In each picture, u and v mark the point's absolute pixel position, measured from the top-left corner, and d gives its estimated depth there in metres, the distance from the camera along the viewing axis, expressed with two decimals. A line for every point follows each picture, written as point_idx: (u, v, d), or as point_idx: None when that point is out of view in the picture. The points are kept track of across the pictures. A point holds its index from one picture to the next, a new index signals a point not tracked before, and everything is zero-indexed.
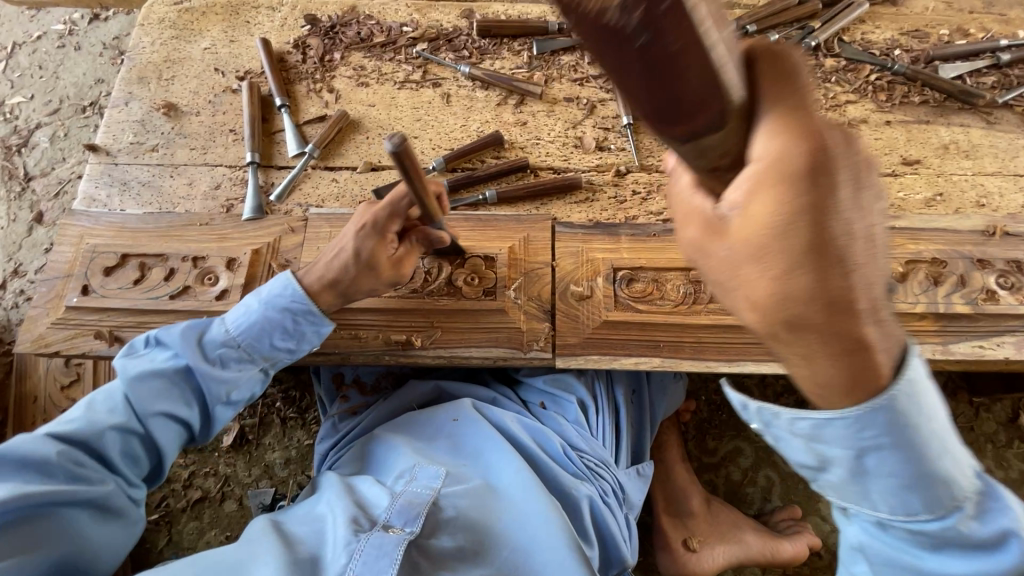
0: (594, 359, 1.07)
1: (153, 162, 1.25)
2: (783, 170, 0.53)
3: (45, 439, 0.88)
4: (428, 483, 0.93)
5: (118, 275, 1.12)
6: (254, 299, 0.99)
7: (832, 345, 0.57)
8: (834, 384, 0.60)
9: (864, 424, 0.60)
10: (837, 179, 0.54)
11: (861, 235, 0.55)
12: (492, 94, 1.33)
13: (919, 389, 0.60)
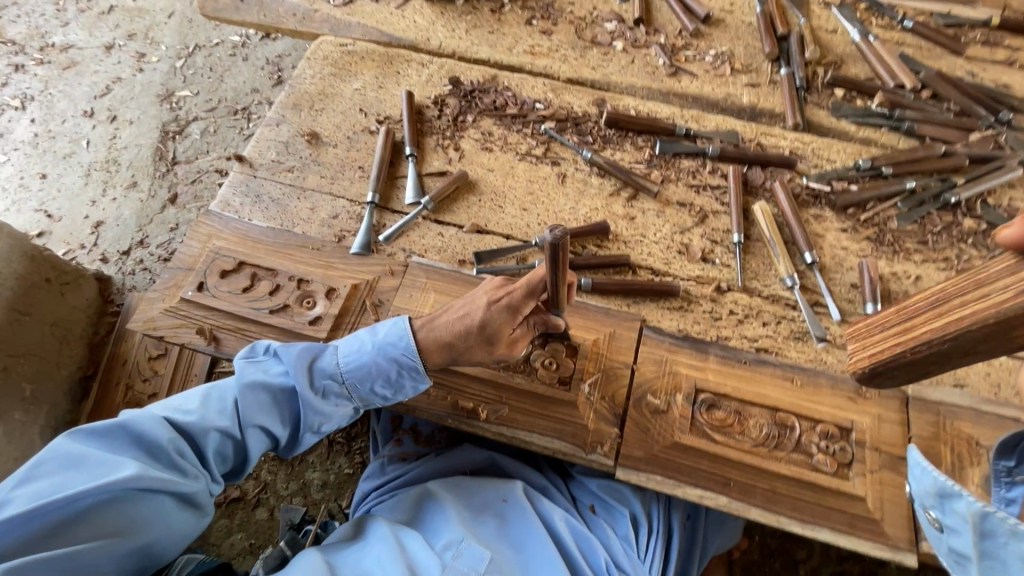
0: (656, 479, 1.03)
1: (286, 181, 1.37)
2: None
3: (158, 422, 0.90)
4: (473, 565, 0.90)
5: (230, 280, 1.21)
6: (370, 339, 1.01)
7: None
8: None
9: None
10: None
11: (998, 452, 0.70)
12: (606, 182, 1.36)
13: None
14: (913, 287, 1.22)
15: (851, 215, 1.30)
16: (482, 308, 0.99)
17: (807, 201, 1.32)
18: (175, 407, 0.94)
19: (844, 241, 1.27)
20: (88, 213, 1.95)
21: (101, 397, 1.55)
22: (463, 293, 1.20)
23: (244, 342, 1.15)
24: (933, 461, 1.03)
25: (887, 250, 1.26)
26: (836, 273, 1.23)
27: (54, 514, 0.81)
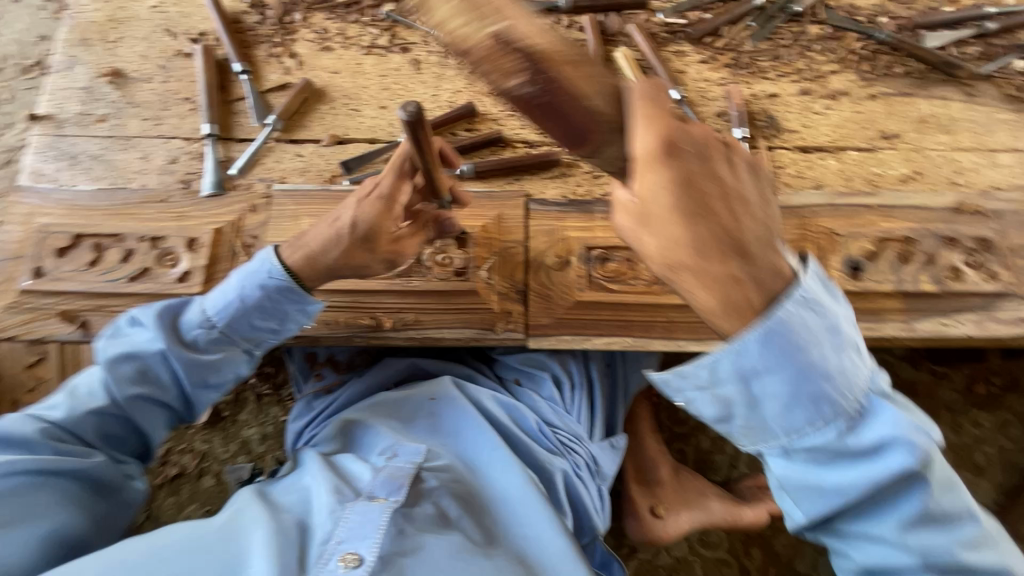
0: (566, 339, 1.07)
1: (102, 134, 1.18)
2: (655, 154, 0.66)
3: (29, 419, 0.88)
4: (409, 458, 0.91)
5: (72, 257, 1.07)
6: (235, 277, 0.95)
7: (704, 277, 0.68)
8: (717, 306, 0.68)
9: (769, 341, 0.67)
10: (686, 155, 0.66)
11: (717, 194, 0.69)
12: (463, 60, 1.27)
13: (797, 331, 0.67)
14: (771, 105, 1.27)
15: (709, 44, 1.30)
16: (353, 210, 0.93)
17: (665, 40, 1.30)
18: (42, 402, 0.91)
19: (705, 72, 1.28)
20: None
21: None
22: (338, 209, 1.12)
23: (112, 318, 1.04)
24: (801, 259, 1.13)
25: (746, 73, 1.29)
26: (702, 105, 1.26)
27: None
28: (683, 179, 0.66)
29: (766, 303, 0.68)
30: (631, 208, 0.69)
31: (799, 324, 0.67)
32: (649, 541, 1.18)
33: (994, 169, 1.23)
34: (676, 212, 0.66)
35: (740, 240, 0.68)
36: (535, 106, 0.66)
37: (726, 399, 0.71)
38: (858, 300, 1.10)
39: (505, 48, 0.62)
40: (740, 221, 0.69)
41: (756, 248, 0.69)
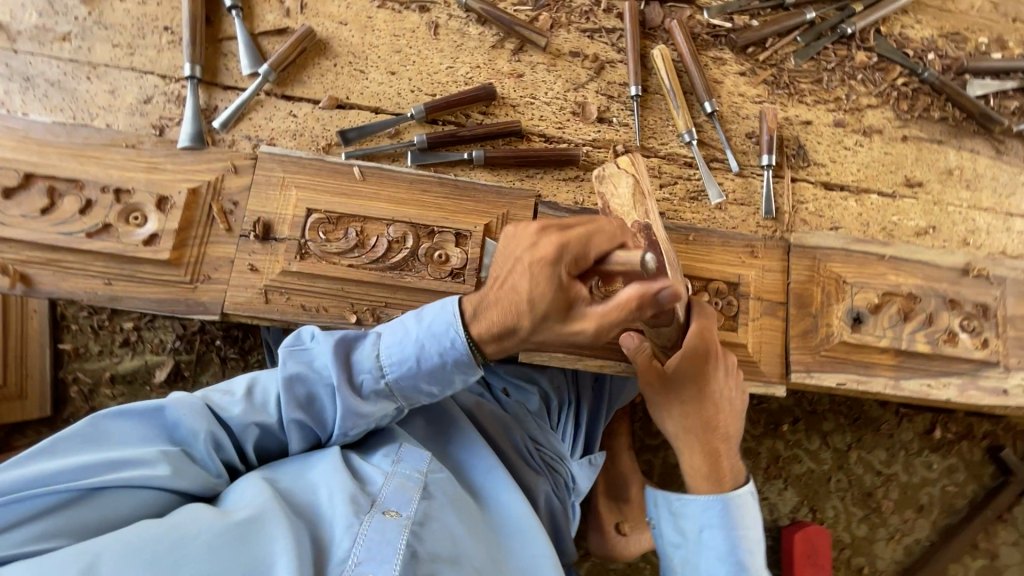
0: (559, 356, 1.03)
1: (63, 56, 1.02)
2: (696, 355, 0.92)
3: (98, 423, 0.75)
4: (415, 465, 0.87)
5: (21, 199, 0.94)
6: (413, 326, 0.89)
7: (700, 448, 0.92)
8: (701, 470, 0.92)
9: (710, 507, 0.88)
10: (714, 361, 0.93)
11: (726, 401, 0.94)
12: (487, 33, 1.15)
13: (741, 510, 0.88)
14: (803, 132, 1.20)
15: (751, 55, 1.21)
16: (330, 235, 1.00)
17: (706, 42, 1.21)
18: (217, 398, 0.83)
19: (742, 86, 1.20)
20: None
21: None
22: (331, 184, 1.02)
23: (65, 275, 0.93)
24: (806, 302, 1.11)
25: (783, 93, 1.21)
26: (733, 122, 1.18)
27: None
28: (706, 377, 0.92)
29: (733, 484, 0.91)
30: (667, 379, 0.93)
31: (744, 506, 0.88)
32: (610, 555, 1.21)
33: (1007, 233, 1.22)
34: (699, 397, 0.92)
35: (718, 432, 0.93)
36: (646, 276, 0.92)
37: (680, 529, 0.90)
38: (854, 352, 1.09)
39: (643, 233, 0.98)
40: (732, 416, 0.95)
41: (732, 433, 0.95)
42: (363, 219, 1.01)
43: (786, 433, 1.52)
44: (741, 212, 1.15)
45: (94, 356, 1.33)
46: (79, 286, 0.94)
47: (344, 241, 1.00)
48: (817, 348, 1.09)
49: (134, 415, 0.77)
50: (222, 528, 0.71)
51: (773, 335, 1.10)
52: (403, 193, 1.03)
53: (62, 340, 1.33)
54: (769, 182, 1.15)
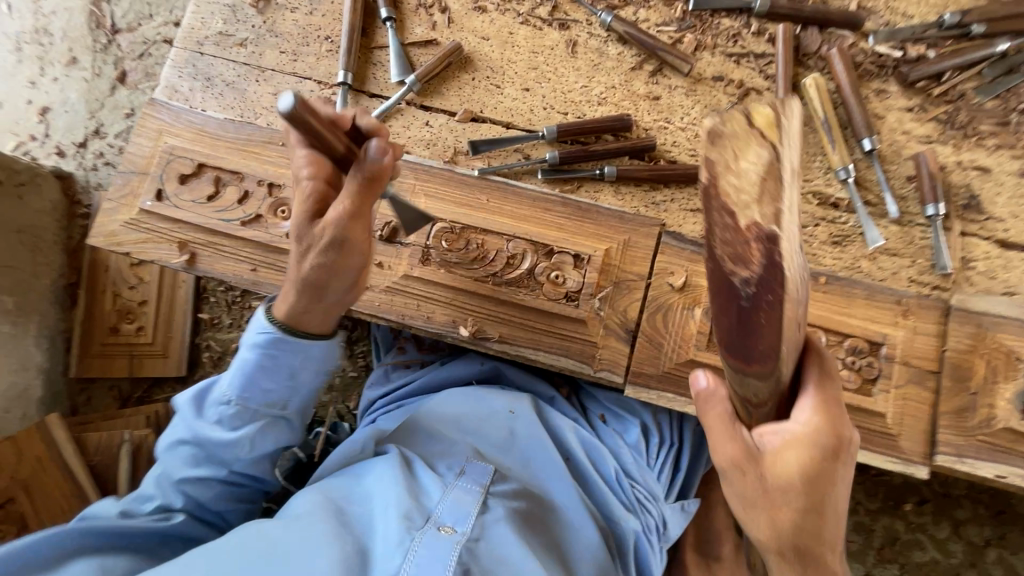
0: (667, 397, 0.98)
1: (239, 60, 1.13)
2: (816, 442, 0.67)
3: (167, 451, 0.96)
4: (477, 480, 0.85)
5: (192, 186, 1.06)
6: (289, 309, 0.88)
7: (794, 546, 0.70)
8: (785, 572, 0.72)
9: None
10: (839, 461, 0.69)
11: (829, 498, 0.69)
12: (626, 53, 1.12)
13: None
14: (979, 180, 1.05)
15: (921, 90, 1.08)
16: (296, 227, 0.83)
17: (869, 73, 1.09)
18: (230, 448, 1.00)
19: (907, 122, 1.07)
20: (28, 97, 1.66)
21: (90, 309, 1.45)
22: (457, 195, 1.05)
23: (220, 257, 1.04)
24: (964, 375, 0.96)
25: (958, 134, 1.07)
26: (894, 164, 1.06)
27: (39, 553, 0.85)
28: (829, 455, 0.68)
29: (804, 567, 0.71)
30: (806, 440, 0.67)
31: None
32: None
33: None
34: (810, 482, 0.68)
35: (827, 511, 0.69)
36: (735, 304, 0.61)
37: None
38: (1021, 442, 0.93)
39: (762, 244, 0.57)
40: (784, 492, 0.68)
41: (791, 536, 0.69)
42: (483, 232, 1.03)
43: (908, 513, 1.34)
44: (893, 263, 1.03)
45: (225, 328, 1.47)
46: (230, 269, 1.04)
47: (464, 251, 1.02)
48: (974, 432, 0.95)
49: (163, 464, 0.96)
50: (268, 546, 0.74)
51: (918, 409, 0.96)
52: (525, 210, 1.03)
53: (201, 310, 1.48)
54: (937, 232, 1.01)
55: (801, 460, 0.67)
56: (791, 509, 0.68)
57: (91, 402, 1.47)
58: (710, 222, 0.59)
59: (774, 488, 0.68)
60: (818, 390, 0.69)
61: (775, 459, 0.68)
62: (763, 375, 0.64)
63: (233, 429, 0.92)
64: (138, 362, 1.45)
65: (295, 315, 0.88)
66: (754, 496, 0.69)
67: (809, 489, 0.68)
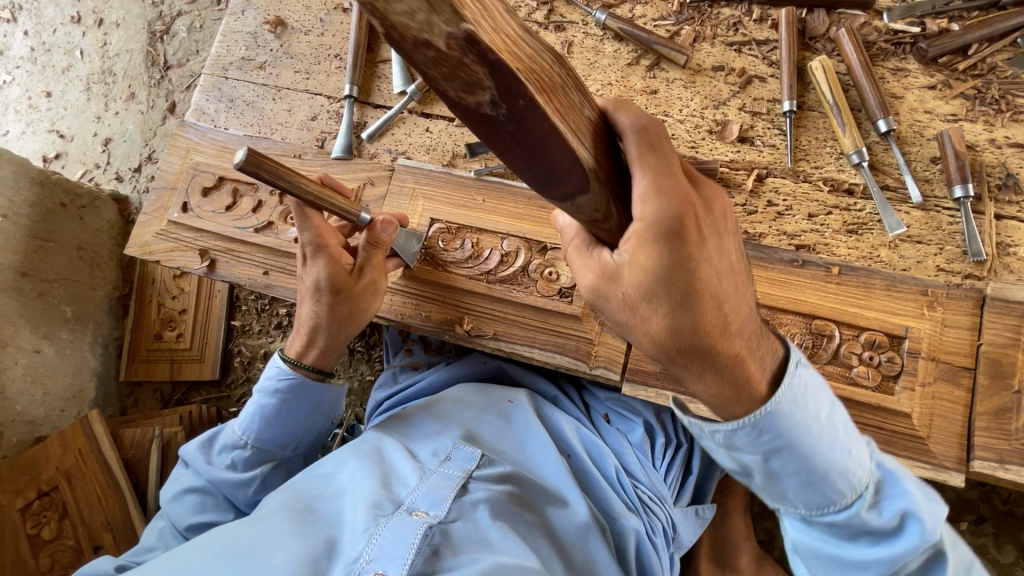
0: (667, 395, 0.94)
1: (259, 81, 1.22)
2: (656, 228, 0.64)
3: (171, 502, 0.95)
4: (461, 464, 0.88)
5: (213, 198, 1.14)
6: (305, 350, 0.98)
7: (705, 367, 0.68)
8: (723, 397, 0.69)
9: (760, 431, 0.68)
10: (688, 237, 0.65)
11: (705, 279, 0.66)
12: (623, 49, 1.11)
13: (801, 394, 0.68)
14: (1016, 157, 0.96)
15: (944, 65, 1.01)
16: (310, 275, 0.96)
17: (883, 51, 1.03)
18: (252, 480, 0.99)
19: (930, 101, 1.00)
20: (95, 130, 1.86)
21: (138, 318, 1.58)
22: (454, 196, 1.07)
23: (237, 263, 1.11)
24: (1005, 372, 0.87)
25: (989, 110, 0.98)
26: (916, 145, 0.99)
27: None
28: (679, 249, 0.65)
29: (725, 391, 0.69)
30: (648, 237, 0.65)
31: (783, 400, 0.67)
32: None
33: None
34: (667, 272, 0.65)
35: (717, 329, 0.67)
36: (503, 133, 0.55)
37: (744, 463, 0.71)
38: None
39: (469, 54, 0.47)
40: (661, 312, 0.67)
41: (688, 352, 0.68)
42: (479, 231, 1.04)
43: (964, 534, 1.20)
44: (918, 251, 0.95)
45: (255, 334, 1.57)
46: (245, 273, 1.10)
47: (460, 251, 1.03)
48: (1017, 435, 0.85)
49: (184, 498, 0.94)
50: (233, 545, 0.76)
51: (949, 410, 0.88)
52: (521, 209, 1.04)
53: (234, 318, 1.59)
54: (965, 216, 0.93)
55: (653, 259, 0.65)
56: (662, 315, 0.67)
57: (138, 404, 1.59)
58: (416, 64, 0.48)
59: (646, 301, 0.67)
60: (641, 161, 0.64)
61: (629, 268, 0.67)
62: (577, 185, 0.63)
63: (247, 471, 0.96)
64: (178, 367, 1.56)
65: (302, 353, 0.98)
66: (628, 317, 0.70)
67: (673, 285, 0.65)
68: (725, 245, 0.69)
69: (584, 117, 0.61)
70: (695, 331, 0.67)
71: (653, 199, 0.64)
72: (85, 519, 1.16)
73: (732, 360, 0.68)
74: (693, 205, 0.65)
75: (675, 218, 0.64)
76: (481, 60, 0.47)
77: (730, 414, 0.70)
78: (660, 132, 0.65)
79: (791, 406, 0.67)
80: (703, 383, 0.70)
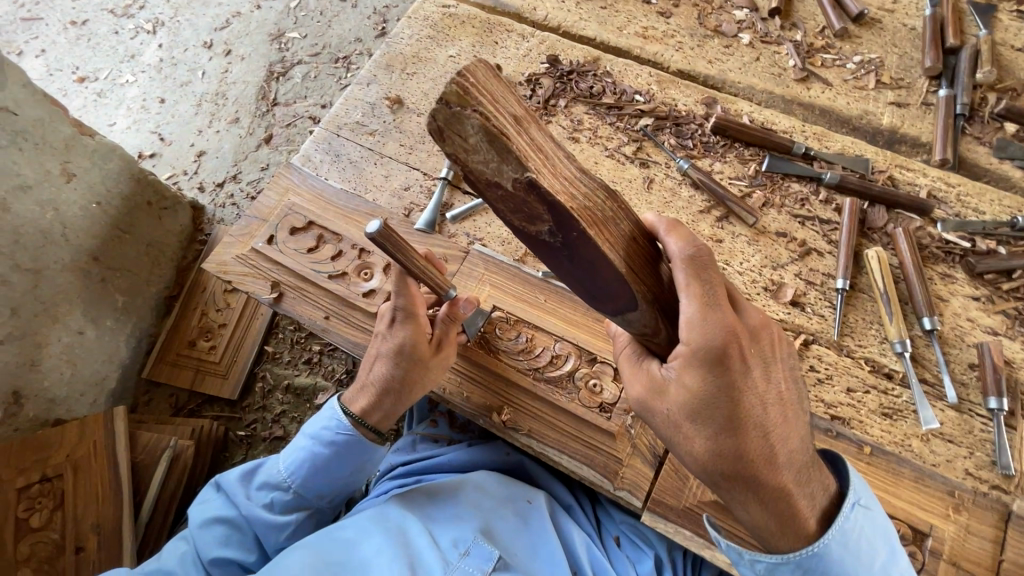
0: (685, 534, 0.95)
1: (366, 145, 1.35)
2: (704, 355, 0.69)
3: (200, 527, 1.00)
4: (480, 563, 0.89)
5: (298, 238, 1.23)
6: (360, 403, 1.04)
7: (757, 500, 0.72)
8: (770, 527, 0.73)
9: (808, 572, 0.74)
10: (734, 365, 0.70)
11: (757, 406, 0.71)
12: (697, 196, 1.23)
13: (863, 543, 0.74)
14: None
15: (989, 282, 1.09)
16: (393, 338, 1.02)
17: (934, 256, 1.12)
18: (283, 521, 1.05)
19: (973, 311, 1.07)
20: (193, 141, 2.02)
21: (179, 322, 1.63)
22: (519, 291, 1.14)
23: (303, 302, 1.17)
24: None
25: None
26: (957, 348, 1.05)
27: None
28: (723, 377, 0.70)
29: (773, 524, 0.73)
30: (695, 363, 0.70)
31: (851, 539, 0.73)
32: None
33: None
34: (717, 400, 0.70)
35: (768, 463, 0.70)
36: (558, 254, 0.64)
37: None
38: None
39: (530, 194, 0.58)
40: (706, 436, 0.71)
41: (733, 481, 0.72)
42: (535, 328, 1.10)
43: None
44: (948, 449, 0.98)
45: (283, 364, 1.60)
46: (308, 313, 1.16)
47: (514, 342, 1.09)
48: None
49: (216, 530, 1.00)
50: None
51: None
52: (578, 317, 1.10)
53: (268, 343, 1.63)
54: (999, 429, 0.97)
55: (700, 383, 0.70)
56: (708, 438, 0.71)
57: (150, 405, 1.61)
58: (489, 200, 0.60)
59: (691, 421, 0.71)
60: (687, 280, 0.70)
61: (676, 385, 0.72)
62: (626, 304, 0.69)
63: (283, 514, 1.03)
64: (201, 378, 1.59)
65: (367, 412, 1.04)
66: (670, 433, 0.74)
67: (718, 411, 0.70)
68: (771, 374, 0.74)
69: (626, 237, 0.68)
70: (744, 460, 0.70)
71: (698, 319, 0.69)
72: (76, 515, 1.15)
73: (777, 493, 0.70)
74: (738, 335, 0.70)
75: (718, 346, 0.69)
76: (541, 199, 0.58)
77: (784, 548, 0.74)
78: (707, 261, 0.71)
79: (861, 557, 0.73)
80: (749, 511, 0.73)
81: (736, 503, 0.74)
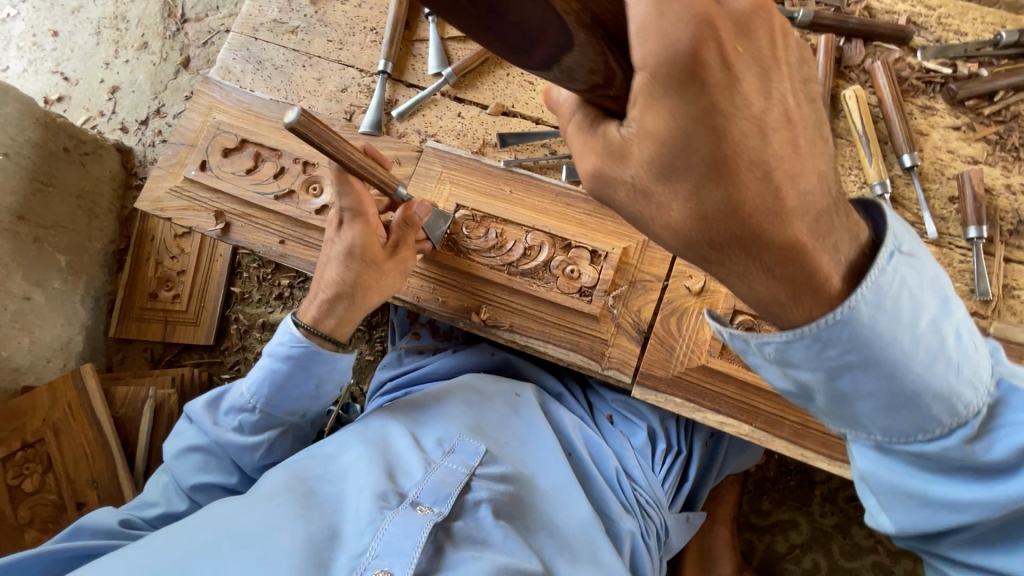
0: (676, 402, 0.96)
1: (290, 46, 1.20)
2: (665, 83, 0.48)
3: (177, 458, 1.01)
4: (465, 458, 0.87)
5: (233, 159, 1.12)
6: (315, 312, 1.01)
7: (761, 263, 0.54)
8: (780, 299, 0.56)
9: (826, 344, 0.56)
10: (712, 76, 0.48)
11: (749, 128, 0.51)
12: None
13: (895, 293, 0.55)
14: None
15: (970, 109, 1.04)
16: (341, 240, 0.99)
17: (915, 88, 1.05)
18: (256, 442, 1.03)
19: (954, 141, 1.03)
20: (102, 76, 1.79)
21: (133, 273, 1.53)
22: (482, 184, 1.06)
23: (253, 229, 1.09)
24: None
25: (1009, 157, 1.01)
26: (937, 183, 1.02)
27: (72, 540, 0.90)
28: (698, 96, 0.49)
29: (788, 293, 0.55)
30: (655, 96, 0.49)
31: (891, 287, 0.55)
32: None
33: None
34: (691, 142, 0.50)
35: (770, 208, 0.52)
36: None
37: (801, 381, 0.60)
38: None
39: None
40: (681, 187, 0.52)
41: (724, 242, 0.54)
42: (504, 222, 1.04)
43: None
44: None
45: (254, 302, 1.54)
46: (260, 239, 1.08)
47: (484, 240, 1.03)
48: None
49: (191, 459, 1.00)
50: (232, 525, 0.75)
51: None
52: (548, 204, 1.04)
53: (234, 284, 1.55)
54: (978, 257, 0.96)
55: (665, 122, 0.50)
56: (686, 196, 0.53)
57: (125, 362, 1.56)
58: None
59: (664, 176, 0.53)
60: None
61: (638, 137, 0.52)
62: (552, 36, 0.46)
63: (255, 434, 1.00)
64: (171, 328, 1.53)
65: (318, 319, 1.00)
66: (637, 210, 0.56)
67: (692, 154, 0.51)
68: (771, 80, 0.52)
69: None
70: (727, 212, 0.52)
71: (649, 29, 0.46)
72: (70, 475, 1.14)
73: (783, 250, 0.53)
74: (717, 40, 0.48)
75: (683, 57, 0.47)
76: None
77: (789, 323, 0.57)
78: None
79: (891, 316, 0.56)
80: (751, 283, 0.56)
81: (730, 281, 0.57)
